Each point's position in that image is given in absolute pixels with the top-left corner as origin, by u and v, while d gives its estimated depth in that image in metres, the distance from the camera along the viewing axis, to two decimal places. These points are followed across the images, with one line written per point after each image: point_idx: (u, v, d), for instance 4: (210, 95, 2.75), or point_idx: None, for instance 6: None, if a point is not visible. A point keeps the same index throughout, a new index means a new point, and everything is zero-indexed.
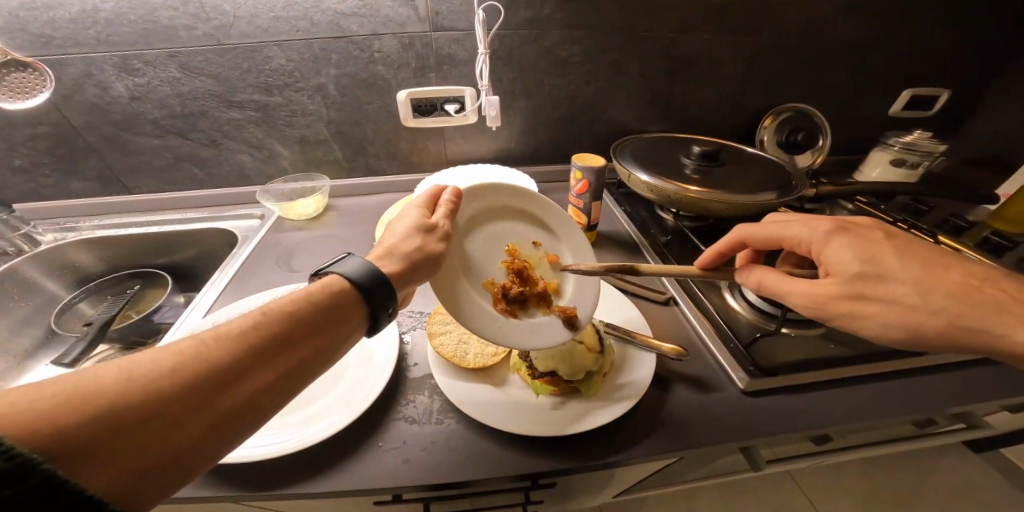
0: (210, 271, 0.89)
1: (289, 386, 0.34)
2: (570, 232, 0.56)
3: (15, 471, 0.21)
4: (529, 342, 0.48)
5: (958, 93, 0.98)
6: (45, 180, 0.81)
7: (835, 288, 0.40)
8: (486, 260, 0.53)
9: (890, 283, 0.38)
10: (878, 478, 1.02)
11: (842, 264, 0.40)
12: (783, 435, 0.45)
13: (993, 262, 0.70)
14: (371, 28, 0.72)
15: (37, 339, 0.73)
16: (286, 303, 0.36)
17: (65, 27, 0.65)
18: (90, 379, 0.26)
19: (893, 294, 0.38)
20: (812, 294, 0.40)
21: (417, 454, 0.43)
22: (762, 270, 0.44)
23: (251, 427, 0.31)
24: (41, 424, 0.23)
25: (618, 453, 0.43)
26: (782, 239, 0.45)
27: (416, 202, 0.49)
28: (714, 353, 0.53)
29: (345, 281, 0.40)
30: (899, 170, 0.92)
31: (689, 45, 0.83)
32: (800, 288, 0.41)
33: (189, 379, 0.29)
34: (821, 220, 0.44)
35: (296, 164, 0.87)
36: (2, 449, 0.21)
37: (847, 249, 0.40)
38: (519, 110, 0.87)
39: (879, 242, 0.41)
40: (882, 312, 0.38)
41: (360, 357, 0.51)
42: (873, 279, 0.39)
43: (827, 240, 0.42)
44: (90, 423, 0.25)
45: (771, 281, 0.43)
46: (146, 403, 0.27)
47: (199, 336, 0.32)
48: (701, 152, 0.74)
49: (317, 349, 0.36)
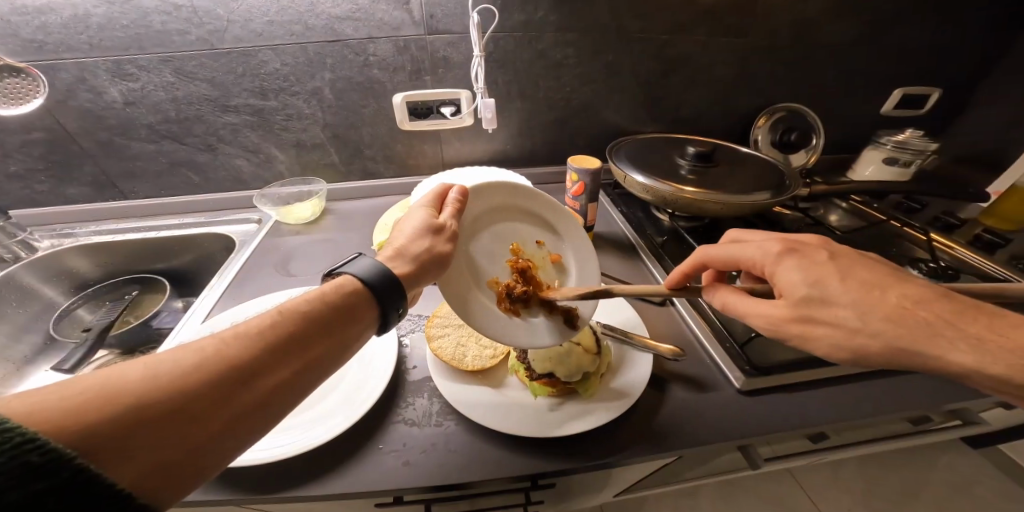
0: (209, 276, 0.89)
1: (304, 384, 0.34)
2: (574, 232, 0.57)
3: (47, 466, 0.22)
4: (534, 342, 0.49)
5: (950, 91, 0.99)
6: (41, 186, 0.81)
7: (787, 311, 0.38)
8: (492, 259, 0.53)
9: (838, 306, 0.36)
10: (877, 475, 1.03)
11: (790, 286, 0.38)
12: (779, 434, 0.46)
13: (983, 259, 0.71)
14: (366, 32, 0.72)
15: (36, 346, 0.73)
16: (301, 303, 0.37)
17: (57, 32, 0.65)
18: (113, 378, 0.27)
19: (840, 317, 0.36)
20: (767, 317, 0.39)
21: (417, 456, 0.43)
22: (721, 290, 0.42)
23: (268, 424, 0.32)
24: (69, 421, 0.24)
25: (615, 454, 0.43)
26: (739, 260, 0.43)
27: (423, 202, 0.50)
28: (710, 352, 0.54)
29: (356, 282, 0.40)
30: (891, 169, 0.92)
31: (684, 45, 0.83)
32: (758, 309, 0.40)
33: (208, 376, 0.29)
34: (773, 240, 0.41)
35: (293, 168, 0.87)
36: (34, 444, 0.22)
37: (795, 270, 0.38)
38: (515, 112, 0.87)
39: (824, 262, 0.38)
40: (832, 335, 0.36)
41: (359, 360, 0.52)
42: (818, 302, 0.36)
43: (778, 261, 0.39)
44: (115, 420, 0.25)
45: (732, 302, 0.41)
46: (169, 399, 0.27)
47: (218, 335, 0.32)
48: (696, 153, 0.74)
49: (331, 348, 0.36)
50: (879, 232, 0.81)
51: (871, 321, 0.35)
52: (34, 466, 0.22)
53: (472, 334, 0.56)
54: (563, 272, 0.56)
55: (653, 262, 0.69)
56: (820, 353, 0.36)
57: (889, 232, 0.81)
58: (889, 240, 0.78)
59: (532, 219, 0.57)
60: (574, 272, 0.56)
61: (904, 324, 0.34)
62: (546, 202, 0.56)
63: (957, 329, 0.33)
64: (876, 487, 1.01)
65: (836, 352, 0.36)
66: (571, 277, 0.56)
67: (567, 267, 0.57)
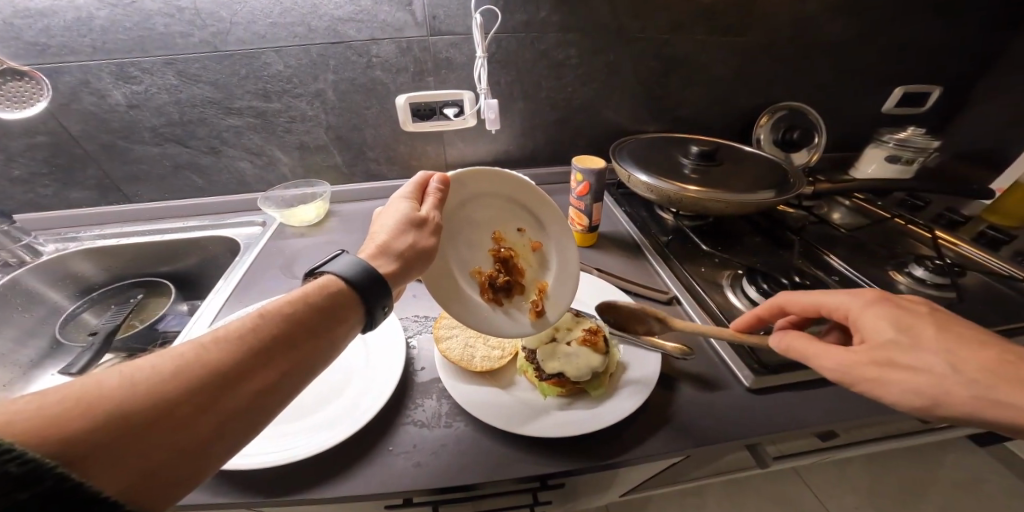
0: (213, 279, 0.89)
1: (290, 385, 0.34)
2: (560, 224, 0.57)
3: (28, 475, 0.22)
4: (516, 331, 0.52)
5: (953, 87, 0.99)
6: (45, 190, 0.81)
7: (867, 355, 0.37)
8: (474, 249, 0.55)
9: (925, 353, 0.35)
10: (885, 474, 1.03)
11: (876, 330, 0.37)
12: (786, 432, 0.46)
13: (990, 256, 0.72)
14: (369, 33, 0.72)
15: (43, 349, 0.73)
16: (284, 304, 0.37)
17: (60, 34, 0.65)
18: (92, 386, 0.27)
19: (928, 363, 0.34)
20: (841, 357, 0.37)
21: (428, 458, 0.43)
22: (787, 334, 0.42)
23: (257, 425, 0.32)
24: (48, 431, 0.24)
25: (623, 454, 0.44)
26: (820, 304, 0.42)
27: (404, 193, 0.49)
28: (719, 352, 0.54)
29: (340, 282, 0.40)
30: (893, 166, 0.93)
31: (687, 44, 0.83)
32: (829, 350, 0.38)
33: (192, 381, 0.30)
34: (861, 290, 0.41)
35: (297, 170, 0.87)
36: (15, 454, 0.22)
37: (883, 318, 0.38)
38: (518, 112, 0.87)
39: (920, 315, 0.38)
40: (914, 381, 0.34)
41: (370, 363, 0.52)
42: (907, 347, 0.36)
43: (866, 307, 0.39)
44: (97, 428, 0.26)
45: (798, 345, 0.40)
46: (150, 407, 0.28)
47: (198, 340, 0.32)
48: (699, 152, 0.74)
49: (316, 349, 0.36)
50: (884, 230, 0.81)
51: (966, 370, 0.34)
52: (17, 476, 0.22)
53: (479, 336, 0.56)
54: (544, 260, 0.58)
55: (658, 262, 0.69)
56: (893, 400, 0.35)
57: (893, 229, 0.81)
58: (894, 238, 0.79)
59: (517, 210, 0.57)
60: (554, 262, 0.58)
61: (1002, 375, 0.33)
62: (533, 193, 0.56)
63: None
64: (879, 483, 1.02)
65: (912, 395, 0.34)
66: (552, 268, 0.57)
67: (547, 255, 0.58)
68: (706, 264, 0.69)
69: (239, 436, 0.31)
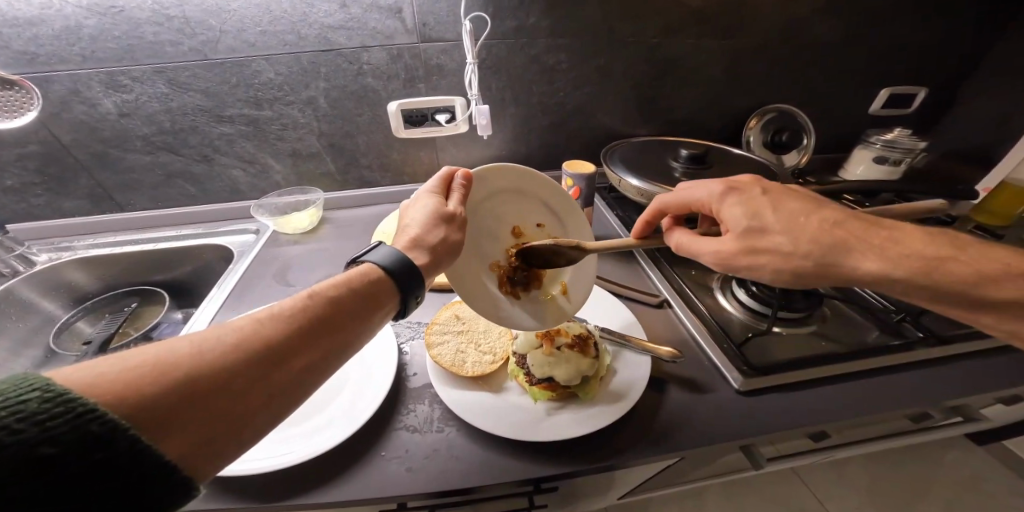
0: (208, 287, 0.89)
1: (330, 364, 0.35)
2: (577, 222, 0.60)
3: (105, 435, 0.23)
4: (535, 323, 0.53)
5: (941, 87, 1.00)
6: (37, 199, 0.81)
7: (734, 244, 0.43)
8: (494, 243, 0.56)
9: (774, 235, 0.41)
10: (883, 474, 1.04)
11: (733, 220, 0.43)
12: (776, 433, 0.46)
13: None
14: (359, 40, 0.72)
15: (36, 358, 0.73)
16: (329, 288, 0.38)
17: (49, 43, 0.65)
18: (163, 353, 0.28)
19: (777, 243, 0.41)
20: (717, 253, 0.44)
21: (419, 462, 0.43)
22: (679, 235, 0.48)
23: (301, 402, 0.33)
24: (126, 391, 0.25)
25: (615, 455, 0.44)
26: (690, 202, 0.48)
27: (430, 188, 0.50)
28: (708, 354, 0.55)
29: (380, 270, 0.41)
30: (881, 167, 0.93)
31: (677, 47, 0.84)
32: (709, 246, 0.45)
33: (247, 355, 0.31)
34: (716, 181, 0.46)
35: (290, 178, 0.88)
36: (96, 413, 0.23)
37: (737, 207, 0.43)
38: (509, 117, 0.87)
39: (759, 197, 0.43)
40: (774, 261, 0.41)
41: (362, 376, 0.51)
42: (758, 232, 0.41)
43: (722, 199, 0.44)
44: (166, 391, 0.26)
45: (685, 242, 0.47)
46: (211, 374, 0.28)
47: (255, 316, 0.33)
48: (689, 156, 0.75)
49: (354, 331, 0.37)
50: None
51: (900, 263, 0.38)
52: (96, 434, 0.23)
53: (470, 341, 0.57)
54: None
55: (649, 265, 0.70)
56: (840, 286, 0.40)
57: None
58: None
59: (538, 206, 0.59)
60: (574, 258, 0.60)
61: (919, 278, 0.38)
62: (554, 189, 0.59)
63: (867, 242, 0.39)
64: (880, 484, 1.02)
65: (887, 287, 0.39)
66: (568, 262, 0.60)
67: None
68: (697, 266, 0.71)
69: (284, 410, 0.32)
